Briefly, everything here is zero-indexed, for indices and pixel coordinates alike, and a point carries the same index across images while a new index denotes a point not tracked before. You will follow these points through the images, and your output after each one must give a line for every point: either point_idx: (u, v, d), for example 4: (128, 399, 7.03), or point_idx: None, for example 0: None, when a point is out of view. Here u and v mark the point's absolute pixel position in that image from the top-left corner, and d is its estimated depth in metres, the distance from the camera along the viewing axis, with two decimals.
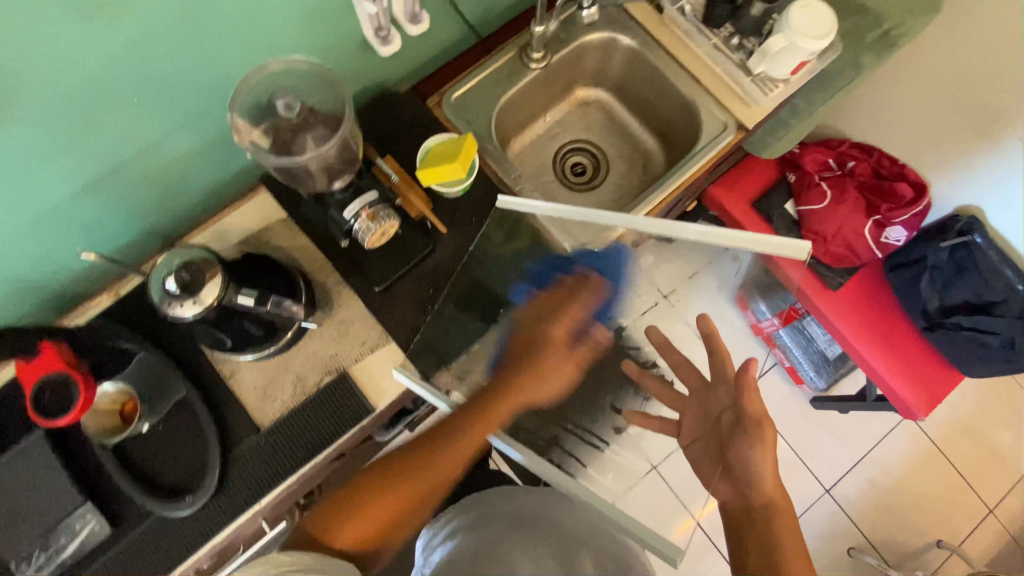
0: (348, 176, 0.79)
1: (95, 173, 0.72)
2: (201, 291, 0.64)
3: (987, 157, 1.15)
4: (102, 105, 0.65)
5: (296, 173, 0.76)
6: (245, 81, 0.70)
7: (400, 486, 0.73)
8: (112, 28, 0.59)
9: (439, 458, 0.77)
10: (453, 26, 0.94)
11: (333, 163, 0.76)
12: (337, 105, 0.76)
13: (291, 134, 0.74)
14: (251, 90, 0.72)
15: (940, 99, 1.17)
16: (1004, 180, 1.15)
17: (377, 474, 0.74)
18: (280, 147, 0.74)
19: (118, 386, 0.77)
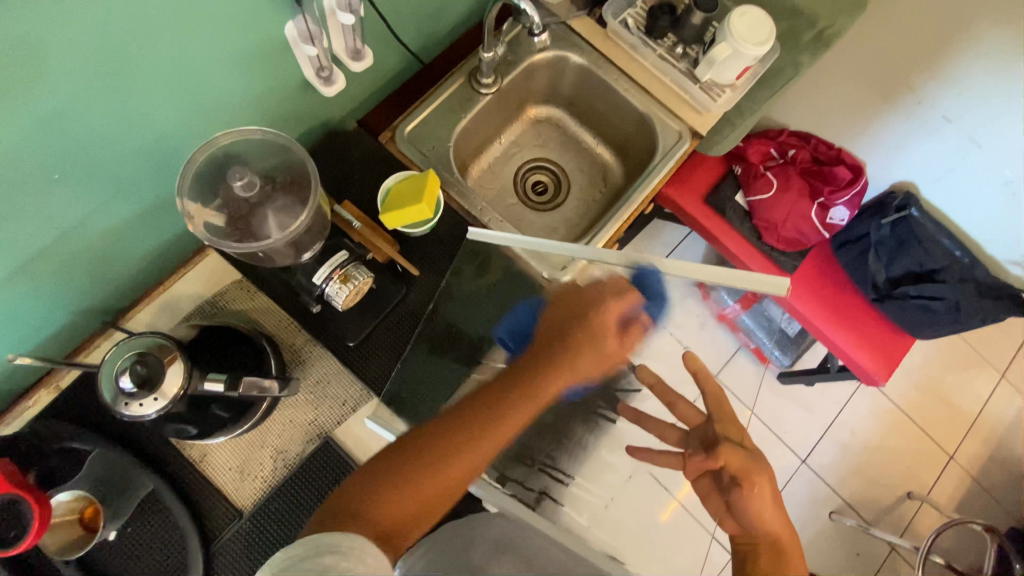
0: (319, 245, 0.74)
1: (17, 260, 0.64)
2: (162, 383, 0.58)
3: (915, 136, 1.23)
4: (18, 187, 0.58)
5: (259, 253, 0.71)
6: (191, 163, 0.65)
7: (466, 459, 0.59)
8: (21, 105, 0.52)
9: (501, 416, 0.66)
10: (396, 57, 0.90)
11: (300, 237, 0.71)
12: (297, 171, 0.72)
13: (248, 210, 0.69)
14: (199, 170, 0.68)
15: (867, 86, 1.23)
16: (932, 153, 1.23)
17: (429, 449, 0.59)
18: (241, 227, 0.69)
19: (72, 493, 0.70)
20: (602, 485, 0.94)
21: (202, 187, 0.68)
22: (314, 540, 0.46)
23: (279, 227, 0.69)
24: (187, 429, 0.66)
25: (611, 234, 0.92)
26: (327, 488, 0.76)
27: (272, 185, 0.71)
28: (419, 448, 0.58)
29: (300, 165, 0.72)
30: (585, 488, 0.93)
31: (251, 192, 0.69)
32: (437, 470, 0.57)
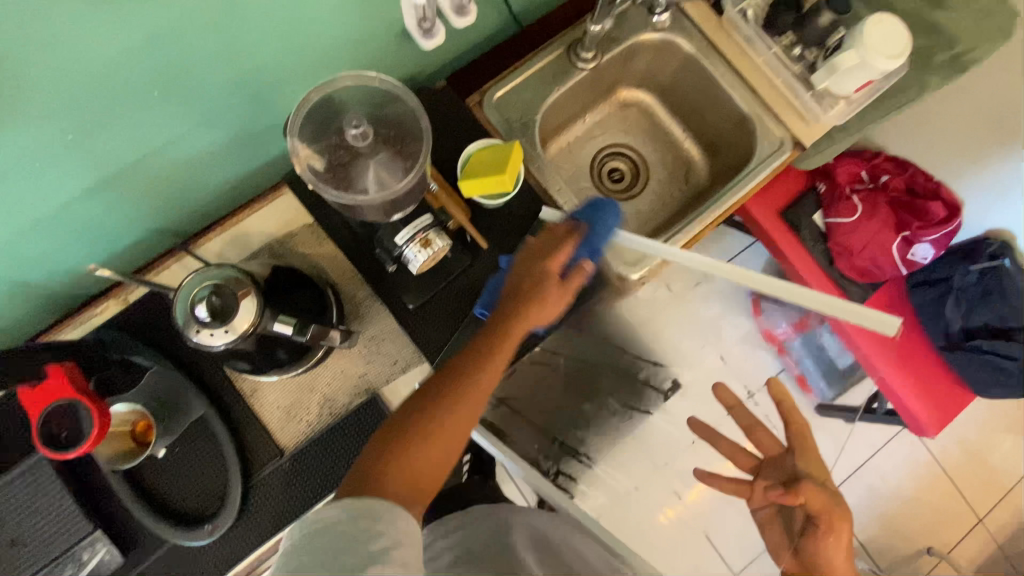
0: (411, 206, 0.69)
1: (105, 171, 0.64)
2: (234, 317, 0.57)
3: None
4: (119, 100, 0.58)
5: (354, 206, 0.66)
6: (305, 103, 0.61)
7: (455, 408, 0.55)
8: (135, 17, 0.51)
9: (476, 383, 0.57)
10: (497, 17, 0.86)
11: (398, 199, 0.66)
12: (415, 126, 0.65)
13: (351, 159, 0.64)
14: (316, 107, 0.64)
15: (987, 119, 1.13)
16: None
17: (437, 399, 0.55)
18: (341, 175, 0.64)
19: (130, 406, 0.71)
20: (633, 474, 0.91)
21: (314, 130, 0.65)
22: (356, 505, 0.46)
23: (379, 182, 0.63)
24: (241, 363, 0.66)
25: (690, 237, 0.88)
26: (365, 442, 0.76)
27: (377, 139, 0.66)
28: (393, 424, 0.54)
29: (409, 122, 0.66)
30: (613, 475, 0.88)
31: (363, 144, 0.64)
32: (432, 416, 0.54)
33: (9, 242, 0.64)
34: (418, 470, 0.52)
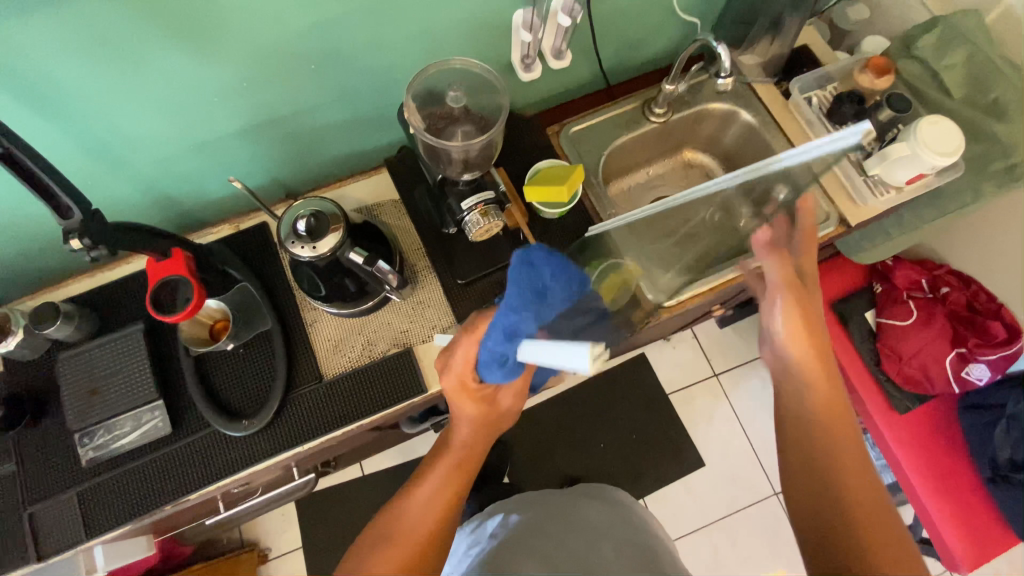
0: (479, 172, 0.77)
1: (256, 119, 0.83)
2: (321, 240, 0.70)
3: None
4: (286, 67, 0.77)
5: (437, 157, 0.75)
6: (422, 72, 0.72)
7: (404, 506, 0.71)
8: (315, 6, 0.70)
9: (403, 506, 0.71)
10: (589, 70, 1.03)
11: (472, 158, 0.74)
12: (498, 109, 0.75)
13: (444, 123, 0.74)
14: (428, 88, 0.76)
15: None
16: None
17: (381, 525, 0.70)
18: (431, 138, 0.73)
19: (219, 305, 0.85)
20: None
21: (425, 95, 0.75)
22: None
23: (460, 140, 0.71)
24: (318, 289, 0.78)
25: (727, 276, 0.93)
26: (390, 388, 0.85)
27: (462, 113, 0.74)
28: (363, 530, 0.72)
29: (496, 109, 0.75)
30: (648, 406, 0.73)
31: (456, 108, 0.74)
32: (399, 506, 0.71)
33: (172, 156, 0.83)
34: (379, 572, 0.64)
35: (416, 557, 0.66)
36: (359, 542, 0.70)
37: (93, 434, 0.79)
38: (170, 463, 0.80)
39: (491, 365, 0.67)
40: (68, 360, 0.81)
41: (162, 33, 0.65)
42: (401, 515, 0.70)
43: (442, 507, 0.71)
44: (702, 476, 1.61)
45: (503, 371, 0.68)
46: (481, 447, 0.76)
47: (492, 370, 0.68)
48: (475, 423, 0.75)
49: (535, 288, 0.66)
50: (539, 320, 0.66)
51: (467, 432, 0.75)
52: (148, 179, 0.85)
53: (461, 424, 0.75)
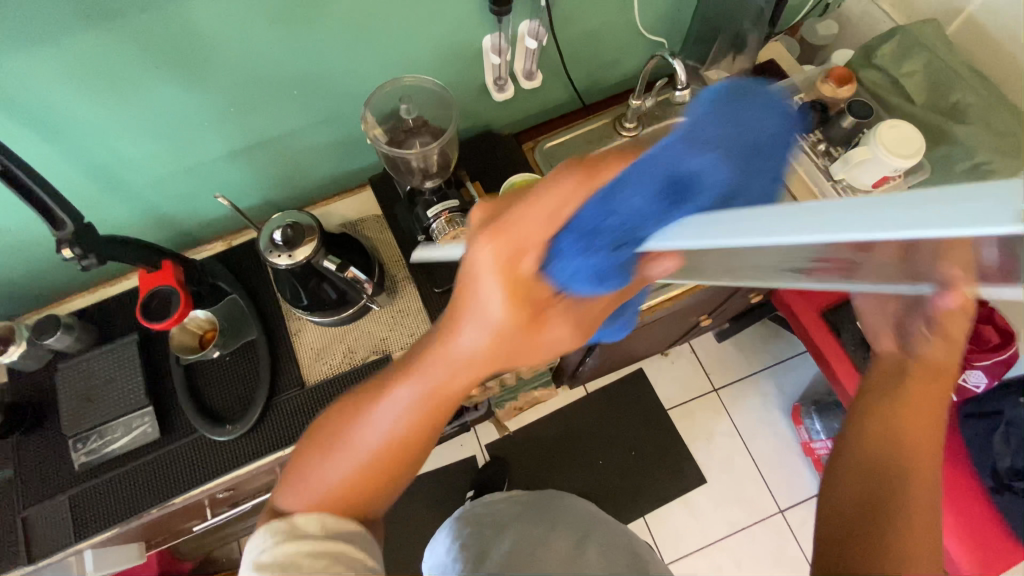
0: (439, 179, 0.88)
1: (243, 143, 0.89)
2: (298, 248, 0.75)
3: None
4: (269, 94, 0.83)
5: (399, 165, 0.86)
6: (378, 91, 0.83)
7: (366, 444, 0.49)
8: (292, 38, 0.77)
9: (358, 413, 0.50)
10: (562, 90, 1.09)
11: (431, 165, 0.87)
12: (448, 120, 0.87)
13: (403, 135, 0.86)
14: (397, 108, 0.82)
15: None
16: None
17: (336, 424, 0.51)
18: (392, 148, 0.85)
19: (207, 315, 0.89)
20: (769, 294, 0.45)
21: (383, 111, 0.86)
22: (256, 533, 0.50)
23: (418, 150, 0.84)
24: (301, 298, 0.82)
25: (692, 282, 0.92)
26: None
27: (422, 125, 0.87)
28: (314, 434, 0.52)
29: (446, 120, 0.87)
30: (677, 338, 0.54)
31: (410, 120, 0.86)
32: (360, 399, 0.51)
33: (167, 178, 0.89)
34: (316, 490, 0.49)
35: (369, 504, 0.51)
36: (317, 445, 0.51)
37: (86, 440, 0.84)
38: (158, 466, 0.83)
39: (590, 248, 0.35)
40: (68, 370, 0.86)
41: (153, 66, 0.72)
42: (358, 418, 0.50)
43: (409, 441, 0.49)
44: (703, 493, 1.58)
45: (603, 269, 0.35)
46: (478, 379, 0.47)
47: (579, 271, 0.36)
48: (495, 346, 0.43)
49: (749, 136, 0.36)
50: (738, 182, 0.35)
51: (496, 321, 0.42)
52: (145, 199, 0.91)
53: (464, 315, 0.43)
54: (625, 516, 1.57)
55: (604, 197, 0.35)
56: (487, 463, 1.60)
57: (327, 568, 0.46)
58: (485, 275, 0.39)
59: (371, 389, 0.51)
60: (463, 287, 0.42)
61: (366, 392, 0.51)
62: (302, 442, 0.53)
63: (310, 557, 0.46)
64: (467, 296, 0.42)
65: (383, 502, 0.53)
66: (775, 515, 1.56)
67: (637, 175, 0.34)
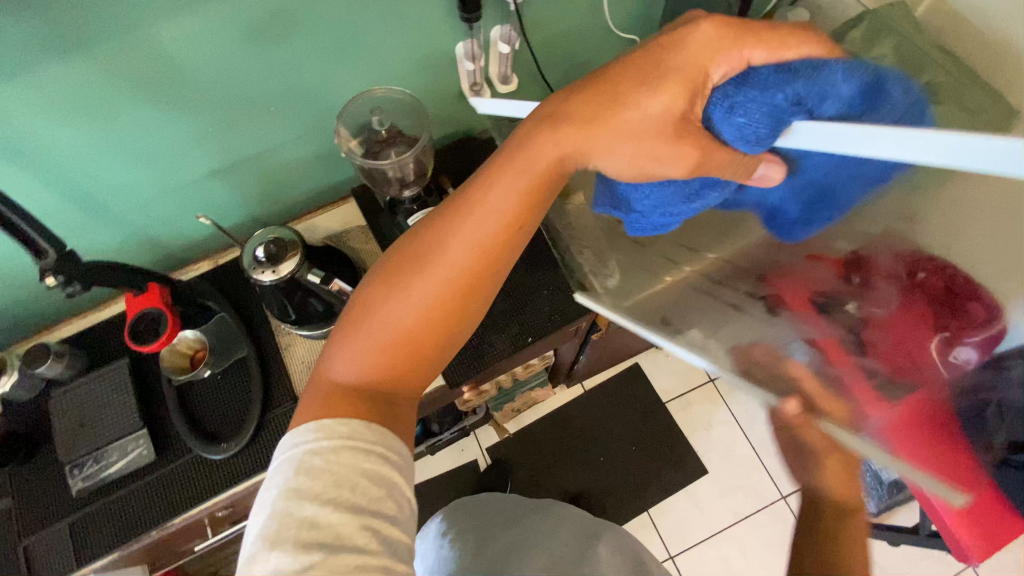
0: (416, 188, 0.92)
1: (224, 161, 0.90)
2: (281, 263, 0.76)
3: None
4: (246, 112, 0.84)
5: (376, 178, 0.89)
6: (350, 105, 0.86)
7: (444, 269, 0.54)
8: (265, 54, 0.77)
9: (440, 243, 0.54)
10: (538, 91, 1.09)
11: (407, 174, 0.90)
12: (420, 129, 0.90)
13: (379, 147, 0.88)
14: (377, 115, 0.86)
15: None
16: None
17: (408, 256, 0.55)
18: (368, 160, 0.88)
19: (196, 334, 0.89)
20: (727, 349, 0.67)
21: (356, 125, 0.89)
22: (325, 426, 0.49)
23: (394, 160, 0.87)
24: (288, 313, 0.82)
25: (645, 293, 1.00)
26: None
27: (397, 135, 0.89)
28: (390, 263, 0.55)
29: (418, 128, 0.90)
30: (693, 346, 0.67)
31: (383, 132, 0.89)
32: (450, 213, 0.55)
33: (150, 201, 0.90)
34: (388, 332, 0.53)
35: (420, 353, 0.54)
36: (388, 275, 0.55)
37: (83, 465, 0.84)
38: (156, 488, 0.84)
39: (773, 112, 0.48)
40: (60, 397, 0.86)
41: (127, 90, 0.72)
42: (440, 238, 0.55)
43: (477, 261, 0.55)
44: (706, 484, 1.59)
45: (771, 125, 0.49)
46: (540, 199, 0.57)
47: (746, 133, 0.50)
48: (596, 137, 0.52)
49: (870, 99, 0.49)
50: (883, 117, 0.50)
51: (651, 115, 0.50)
52: (130, 223, 0.92)
53: (586, 126, 0.52)
54: (629, 512, 1.57)
55: (820, 63, 0.48)
56: (488, 466, 1.61)
57: (384, 497, 0.47)
58: (623, 106, 0.51)
59: (463, 207, 0.55)
60: (618, 102, 0.51)
61: (456, 211, 0.55)
62: (371, 279, 0.56)
63: (342, 426, 0.48)
64: (602, 113, 0.52)
65: (426, 370, 0.56)
66: (778, 502, 1.56)
67: (837, 75, 0.47)
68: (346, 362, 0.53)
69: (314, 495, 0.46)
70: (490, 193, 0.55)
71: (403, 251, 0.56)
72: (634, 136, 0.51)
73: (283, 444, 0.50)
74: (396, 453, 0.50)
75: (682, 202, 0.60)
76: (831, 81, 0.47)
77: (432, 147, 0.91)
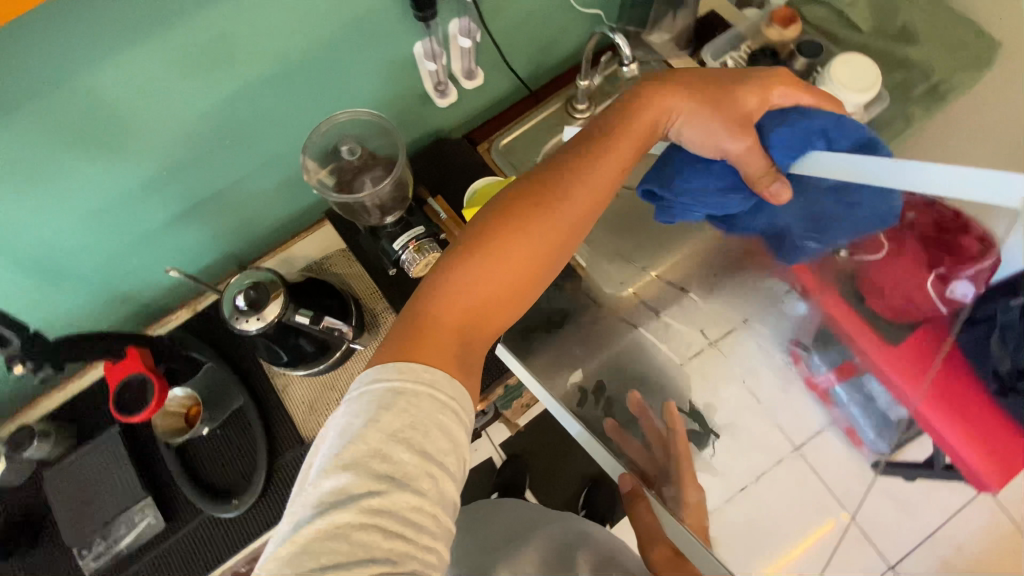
0: (399, 212, 0.89)
1: (186, 204, 0.84)
2: (265, 308, 0.72)
3: None
4: (201, 149, 0.78)
5: (354, 208, 0.87)
6: (314, 135, 0.83)
7: (556, 217, 0.59)
8: (211, 86, 0.71)
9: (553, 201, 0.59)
10: (505, 80, 1.04)
11: (386, 200, 0.87)
12: (393, 150, 0.87)
13: (352, 175, 0.86)
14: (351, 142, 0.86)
15: None
16: None
17: (517, 208, 0.59)
18: (344, 189, 0.86)
19: (186, 391, 0.86)
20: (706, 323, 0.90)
21: (323, 155, 0.86)
22: (412, 371, 0.49)
23: (370, 188, 0.84)
24: (280, 356, 0.78)
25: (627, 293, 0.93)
26: None
27: (372, 159, 0.87)
28: (511, 205, 0.59)
29: (392, 149, 0.87)
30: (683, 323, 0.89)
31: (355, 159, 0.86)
32: (563, 173, 0.61)
33: (113, 258, 0.84)
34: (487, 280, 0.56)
35: (516, 297, 0.59)
36: (505, 214, 0.59)
37: (91, 544, 0.80)
38: (173, 556, 0.80)
39: (809, 138, 0.61)
40: (55, 478, 0.82)
41: (66, 146, 0.66)
42: (555, 196, 0.59)
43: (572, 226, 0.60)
44: None
45: (804, 141, 0.61)
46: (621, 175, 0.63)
47: (789, 151, 0.61)
48: (693, 118, 0.62)
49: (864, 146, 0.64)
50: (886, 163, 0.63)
51: (743, 106, 0.61)
52: (95, 284, 0.86)
53: (706, 104, 0.61)
54: None
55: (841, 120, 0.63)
56: (504, 464, 1.59)
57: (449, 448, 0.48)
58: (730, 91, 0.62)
59: (584, 159, 0.61)
60: (723, 91, 0.62)
61: (579, 161, 0.61)
62: (492, 211, 0.60)
63: (427, 372, 0.49)
64: (717, 93, 0.61)
65: (508, 316, 0.60)
66: None
67: (850, 126, 0.63)
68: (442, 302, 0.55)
69: (390, 424, 0.47)
70: (612, 153, 0.62)
71: (508, 206, 0.59)
72: (719, 114, 0.61)
73: (376, 367, 0.51)
74: (466, 413, 0.51)
75: (716, 192, 0.65)
76: (849, 126, 0.62)
77: (409, 168, 0.88)
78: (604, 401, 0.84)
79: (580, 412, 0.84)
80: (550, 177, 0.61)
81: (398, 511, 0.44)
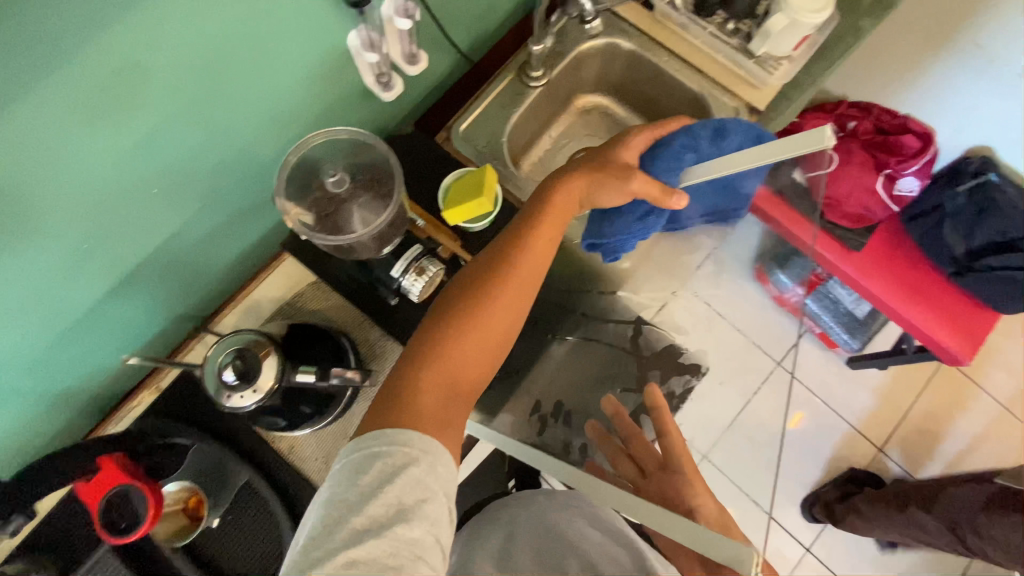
0: (399, 238, 0.80)
1: (116, 275, 0.70)
2: (258, 377, 0.62)
3: (955, 79, 1.15)
4: (123, 208, 0.64)
5: (347, 247, 0.77)
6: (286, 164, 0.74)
7: (512, 275, 0.63)
8: (122, 132, 0.57)
9: (508, 259, 0.63)
10: (447, 57, 0.94)
11: (384, 231, 0.77)
12: (381, 172, 0.79)
13: (335, 208, 0.77)
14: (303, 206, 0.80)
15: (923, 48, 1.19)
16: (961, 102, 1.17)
17: (473, 280, 0.63)
18: (329, 224, 0.76)
19: (179, 483, 0.76)
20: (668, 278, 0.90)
21: (299, 192, 0.76)
22: (389, 434, 0.48)
23: (362, 222, 0.76)
24: (278, 421, 0.69)
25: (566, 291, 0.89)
26: None
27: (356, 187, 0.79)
28: (473, 276, 0.63)
29: (385, 169, 0.79)
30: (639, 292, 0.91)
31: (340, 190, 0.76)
32: (511, 236, 0.66)
33: (44, 357, 0.69)
34: (459, 345, 0.58)
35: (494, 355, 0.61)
36: (468, 285, 0.62)
37: None
38: None
39: (677, 157, 0.72)
40: None
41: None
42: (506, 255, 0.64)
43: (527, 280, 0.64)
44: None
45: (671, 161, 0.72)
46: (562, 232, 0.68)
47: (668, 167, 0.72)
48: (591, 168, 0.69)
49: (715, 127, 0.74)
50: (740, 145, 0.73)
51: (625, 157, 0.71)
52: (32, 391, 0.71)
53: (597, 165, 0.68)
54: None
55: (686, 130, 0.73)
56: None
57: (428, 504, 0.46)
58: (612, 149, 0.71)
59: (528, 219, 0.67)
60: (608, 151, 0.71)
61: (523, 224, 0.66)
62: (457, 285, 0.64)
63: (401, 434, 0.48)
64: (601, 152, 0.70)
65: (487, 376, 0.61)
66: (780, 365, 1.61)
67: (698, 126, 0.73)
68: (419, 373, 0.56)
69: (364, 482, 0.45)
70: (551, 210, 0.67)
71: (469, 276, 0.63)
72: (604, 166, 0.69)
73: (355, 436, 0.50)
74: (445, 466, 0.48)
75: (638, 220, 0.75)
76: (699, 125, 0.73)
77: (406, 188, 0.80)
78: (564, 418, 0.77)
79: (542, 440, 0.73)
80: (495, 248, 0.66)
81: (375, 558, 0.42)
